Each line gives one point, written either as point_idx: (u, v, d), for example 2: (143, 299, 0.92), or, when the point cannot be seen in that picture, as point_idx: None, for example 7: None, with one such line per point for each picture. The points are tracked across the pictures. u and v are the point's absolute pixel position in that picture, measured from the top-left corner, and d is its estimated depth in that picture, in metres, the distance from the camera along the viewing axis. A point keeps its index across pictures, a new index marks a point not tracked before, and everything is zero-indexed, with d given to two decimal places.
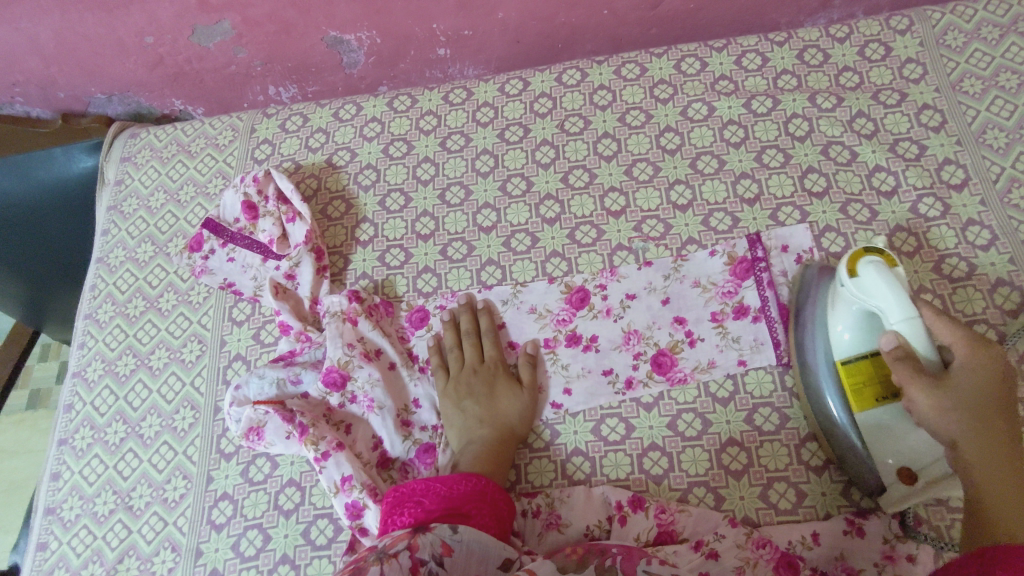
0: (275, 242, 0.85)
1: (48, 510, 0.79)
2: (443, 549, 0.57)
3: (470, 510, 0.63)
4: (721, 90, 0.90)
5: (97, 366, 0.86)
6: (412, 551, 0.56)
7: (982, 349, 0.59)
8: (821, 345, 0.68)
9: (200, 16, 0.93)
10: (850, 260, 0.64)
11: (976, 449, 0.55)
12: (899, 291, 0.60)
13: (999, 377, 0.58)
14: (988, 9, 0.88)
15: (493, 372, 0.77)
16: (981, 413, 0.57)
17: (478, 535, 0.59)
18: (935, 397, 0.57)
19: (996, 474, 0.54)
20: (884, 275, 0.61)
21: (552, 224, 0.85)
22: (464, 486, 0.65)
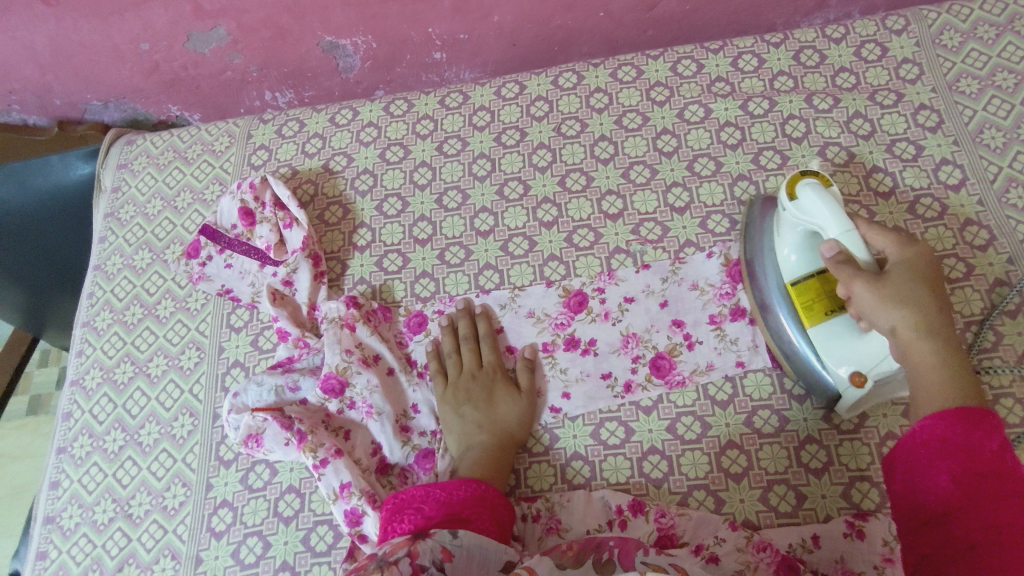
0: (272, 249, 0.86)
1: (47, 519, 0.79)
2: (443, 555, 0.57)
3: (470, 515, 0.63)
4: (718, 92, 0.90)
5: (95, 375, 0.86)
6: (413, 558, 0.55)
7: (911, 245, 0.62)
8: (771, 272, 0.72)
9: (195, 22, 0.93)
10: (788, 185, 0.66)
11: (918, 333, 0.57)
12: (834, 206, 0.62)
13: (929, 266, 0.61)
14: (984, 9, 0.88)
15: (491, 376, 0.76)
16: (919, 299, 0.59)
17: (478, 540, 0.60)
18: (874, 288, 0.60)
19: (933, 351, 0.56)
20: (818, 193, 0.63)
21: (549, 228, 0.84)
22: (462, 491, 0.64)
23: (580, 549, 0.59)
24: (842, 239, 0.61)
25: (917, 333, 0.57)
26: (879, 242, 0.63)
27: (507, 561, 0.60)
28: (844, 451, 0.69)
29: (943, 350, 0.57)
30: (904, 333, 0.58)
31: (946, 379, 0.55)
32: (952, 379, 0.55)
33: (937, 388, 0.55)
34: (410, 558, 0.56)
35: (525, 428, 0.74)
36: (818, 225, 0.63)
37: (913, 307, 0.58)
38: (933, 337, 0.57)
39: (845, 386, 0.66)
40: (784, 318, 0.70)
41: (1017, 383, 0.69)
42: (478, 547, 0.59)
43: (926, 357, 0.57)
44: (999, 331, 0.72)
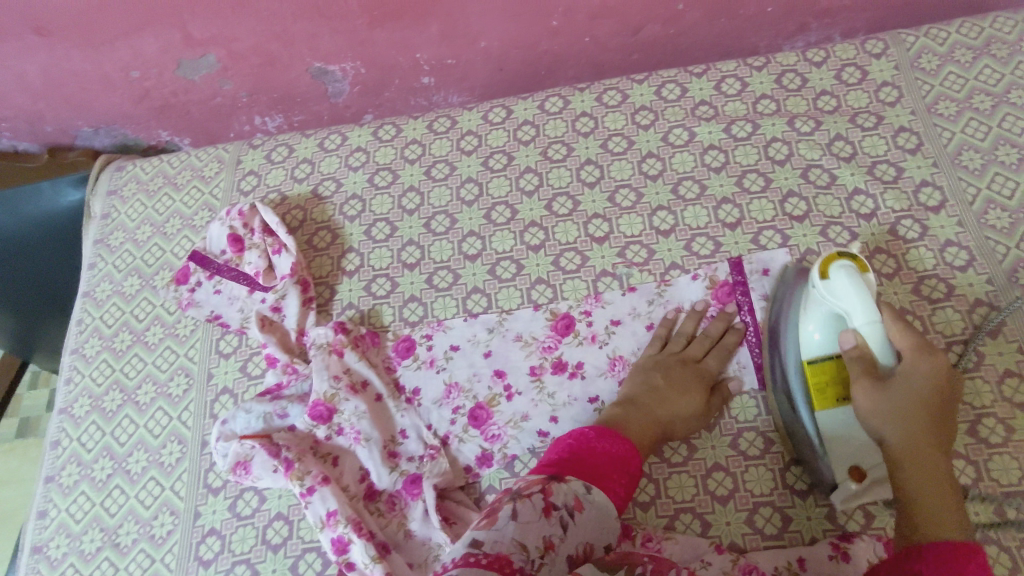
0: (261, 274, 0.86)
1: (34, 548, 0.78)
2: (575, 504, 0.55)
3: (614, 471, 0.61)
4: (701, 115, 0.91)
5: (84, 403, 0.86)
6: (546, 494, 0.54)
7: (929, 355, 0.61)
8: (790, 348, 0.70)
9: (184, 50, 0.94)
10: (822, 264, 0.67)
11: (904, 450, 0.59)
12: (866, 297, 0.63)
13: (941, 386, 0.61)
14: (961, 32, 0.90)
15: (701, 377, 0.74)
16: (913, 417, 0.60)
17: (607, 503, 0.57)
18: (874, 401, 0.61)
19: (914, 476, 0.57)
20: (850, 278, 0.64)
21: (536, 251, 0.85)
22: (613, 446, 0.62)
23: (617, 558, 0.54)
24: (863, 330, 0.63)
25: (904, 455, 0.59)
26: (899, 344, 0.63)
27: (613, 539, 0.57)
28: None
29: (932, 474, 0.57)
30: (896, 450, 0.59)
31: (931, 506, 0.56)
32: (938, 509, 0.55)
33: (917, 512, 0.56)
34: (544, 494, 0.55)
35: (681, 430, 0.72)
36: (844, 310, 0.64)
37: (905, 428, 0.59)
38: (921, 469, 0.58)
39: (841, 476, 0.67)
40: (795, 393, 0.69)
41: (998, 402, 0.70)
42: (605, 505, 0.57)
43: (909, 484, 0.58)
44: (980, 352, 0.73)
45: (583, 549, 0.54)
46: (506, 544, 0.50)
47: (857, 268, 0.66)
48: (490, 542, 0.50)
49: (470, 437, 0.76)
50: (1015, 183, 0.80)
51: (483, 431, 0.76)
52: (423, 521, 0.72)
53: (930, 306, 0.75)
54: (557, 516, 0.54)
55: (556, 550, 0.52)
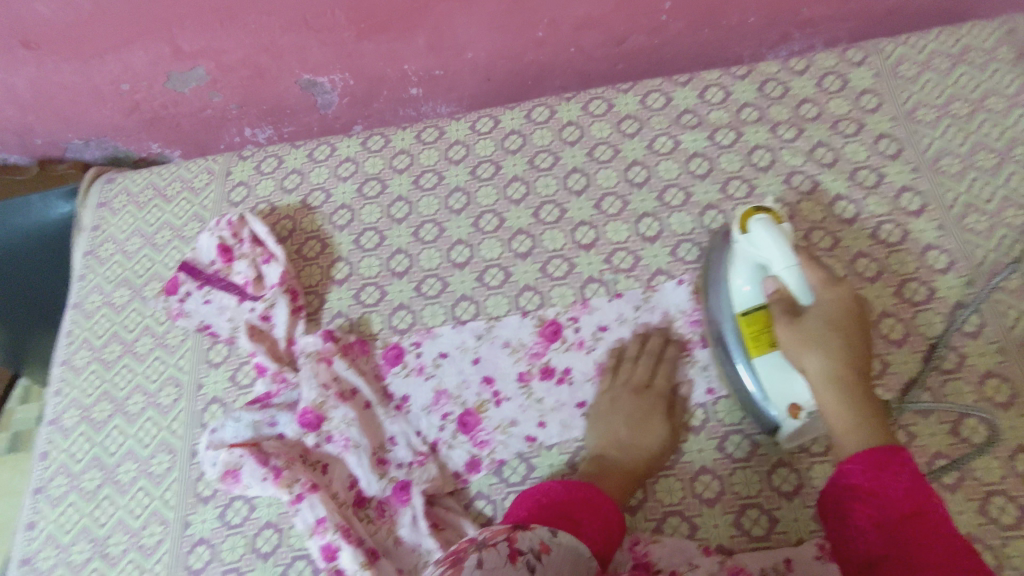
0: (250, 284, 0.86)
1: (23, 561, 0.78)
2: (542, 547, 0.57)
3: (582, 518, 0.63)
4: (686, 123, 0.92)
5: (73, 414, 0.86)
6: (511, 542, 0.56)
7: (836, 287, 0.66)
8: (725, 303, 0.74)
9: (174, 64, 0.95)
10: (741, 219, 0.70)
11: (828, 377, 0.63)
12: (783, 243, 0.66)
13: (850, 311, 0.65)
14: (939, 40, 0.92)
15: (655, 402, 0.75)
16: (829, 344, 0.64)
17: (576, 544, 0.60)
18: (797, 333, 0.65)
19: (842, 400, 0.62)
20: (768, 224, 0.67)
21: (524, 258, 0.86)
22: (584, 493, 0.65)
23: None
24: (785, 276, 0.66)
25: (829, 380, 0.63)
26: (811, 280, 0.67)
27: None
28: (815, 474, 0.70)
29: (856, 395, 0.62)
30: (815, 376, 0.64)
31: (855, 423, 0.61)
32: (862, 425, 0.60)
33: (844, 433, 0.61)
34: (509, 542, 0.57)
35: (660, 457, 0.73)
36: (766, 259, 0.68)
37: (825, 355, 0.63)
38: (844, 389, 0.62)
39: (782, 417, 0.68)
40: (734, 346, 0.72)
41: (980, 403, 0.71)
42: (573, 547, 0.59)
43: (834, 407, 0.62)
44: (961, 352, 0.74)
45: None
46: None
47: (774, 219, 0.68)
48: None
49: (458, 443, 0.76)
50: (993, 187, 0.82)
51: (471, 437, 0.76)
52: (413, 527, 0.72)
53: (912, 308, 0.77)
54: (525, 561, 0.55)
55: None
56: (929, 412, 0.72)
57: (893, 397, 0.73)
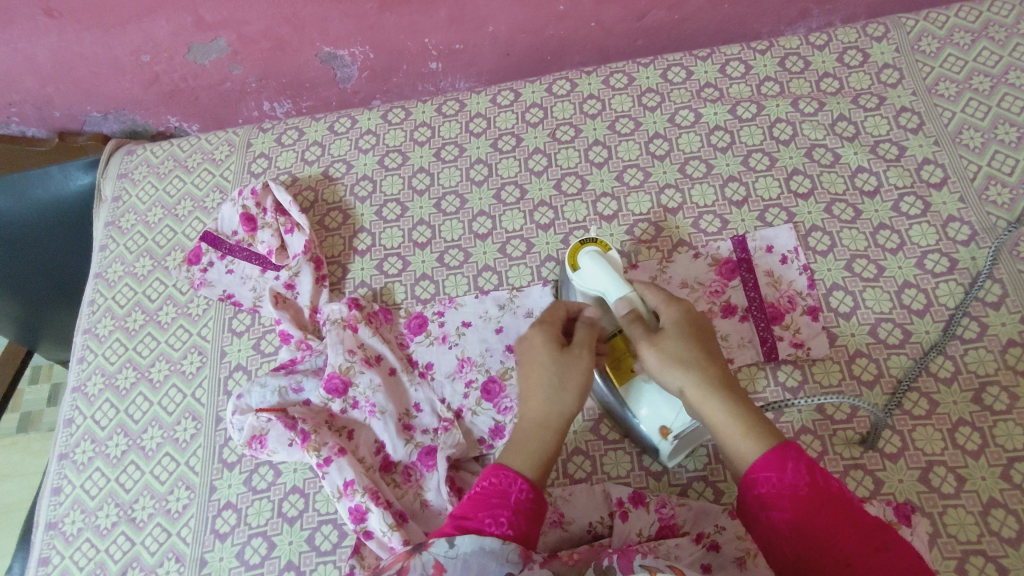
0: (273, 253, 0.87)
1: (49, 525, 0.79)
2: (436, 568, 0.53)
3: (483, 519, 0.55)
4: (707, 97, 0.92)
5: (97, 381, 0.86)
6: (400, 574, 0.53)
7: (679, 304, 0.64)
8: None
9: (196, 34, 0.95)
10: (570, 257, 0.71)
11: (701, 391, 0.58)
12: (612, 272, 0.68)
13: (690, 315, 0.63)
14: (960, 16, 0.92)
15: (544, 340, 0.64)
16: (686, 354, 0.59)
17: (477, 543, 0.53)
18: (662, 352, 0.60)
19: (722, 411, 0.57)
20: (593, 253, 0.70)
21: (546, 229, 0.86)
22: (493, 479, 0.58)
23: None
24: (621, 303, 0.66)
25: (707, 395, 0.57)
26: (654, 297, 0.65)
27: (507, 573, 0.53)
28: (837, 441, 0.71)
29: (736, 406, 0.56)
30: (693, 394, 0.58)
31: (743, 430, 0.55)
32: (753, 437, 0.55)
33: (743, 453, 0.55)
34: (401, 573, 0.54)
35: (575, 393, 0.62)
36: (599, 292, 0.68)
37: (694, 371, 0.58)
38: (722, 397, 0.57)
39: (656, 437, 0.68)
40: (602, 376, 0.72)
41: (1002, 371, 0.72)
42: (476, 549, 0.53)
43: (716, 414, 0.57)
44: (982, 322, 0.74)
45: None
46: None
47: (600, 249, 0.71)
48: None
49: (483, 410, 0.76)
50: (1015, 161, 0.82)
51: (495, 404, 0.76)
52: (439, 492, 0.73)
53: (933, 278, 0.77)
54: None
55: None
56: (951, 380, 0.72)
57: (916, 365, 0.73)
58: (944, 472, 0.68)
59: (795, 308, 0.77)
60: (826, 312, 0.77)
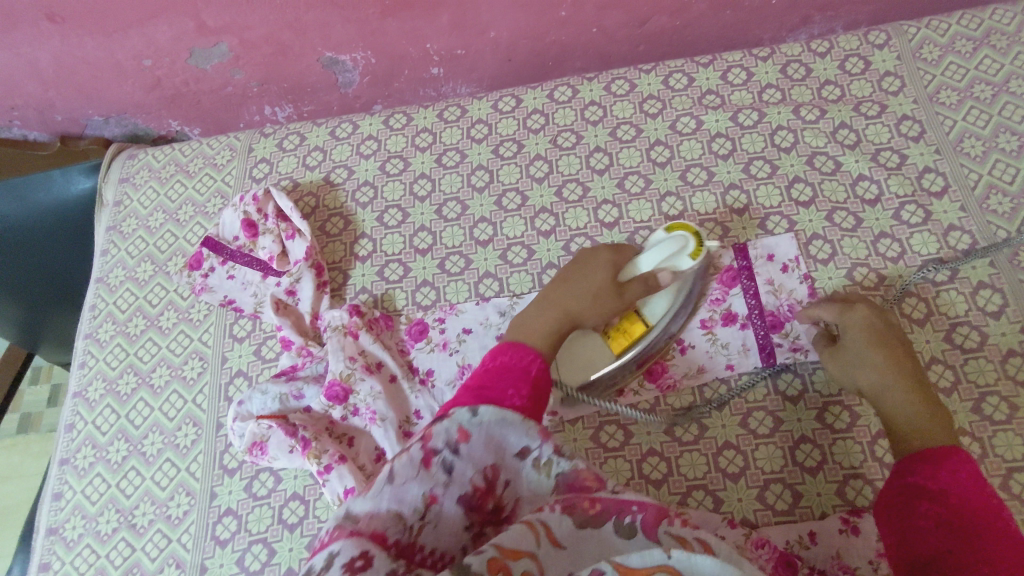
0: (275, 260, 0.87)
1: (50, 530, 0.79)
2: (459, 436, 0.57)
3: (495, 395, 0.62)
4: (708, 104, 0.92)
5: (98, 386, 0.86)
6: (425, 441, 0.56)
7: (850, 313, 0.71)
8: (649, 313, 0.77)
9: (198, 39, 0.95)
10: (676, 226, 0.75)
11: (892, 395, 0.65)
12: (661, 251, 0.72)
13: (871, 327, 0.69)
14: (962, 23, 0.92)
15: (600, 271, 0.74)
16: (887, 369, 0.67)
17: (500, 415, 0.58)
18: (853, 368, 0.69)
19: (915, 408, 0.64)
20: (681, 240, 0.72)
21: (547, 236, 0.87)
22: (507, 358, 0.66)
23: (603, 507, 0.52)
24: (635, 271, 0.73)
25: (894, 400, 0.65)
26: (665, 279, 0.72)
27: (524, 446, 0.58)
28: (837, 450, 0.71)
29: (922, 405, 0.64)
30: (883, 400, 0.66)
31: (933, 434, 0.62)
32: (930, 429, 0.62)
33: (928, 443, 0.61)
34: (422, 442, 0.56)
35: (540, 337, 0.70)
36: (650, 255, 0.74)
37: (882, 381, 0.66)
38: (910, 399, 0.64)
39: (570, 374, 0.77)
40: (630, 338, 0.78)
41: (1002, 380, 0.72)
42: (496, 422, 0.58)
43: (915, 419, 0.63)
44: (983, 331, 0.74)
45: (484, 473, 0.56)
46: (382, 519, 0.51)
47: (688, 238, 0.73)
48: (366, 518, 0.51)
49: None
50: (1016, 169, 0.82)
51: None
52: None
53: (934, 288, 0.77)
54: (440, 461, 0.55)
55: (441, 499, 0.54)
56: (951, 389, 0.72)
57: None
58: None
59: (796, 317, 0.77)
60: None
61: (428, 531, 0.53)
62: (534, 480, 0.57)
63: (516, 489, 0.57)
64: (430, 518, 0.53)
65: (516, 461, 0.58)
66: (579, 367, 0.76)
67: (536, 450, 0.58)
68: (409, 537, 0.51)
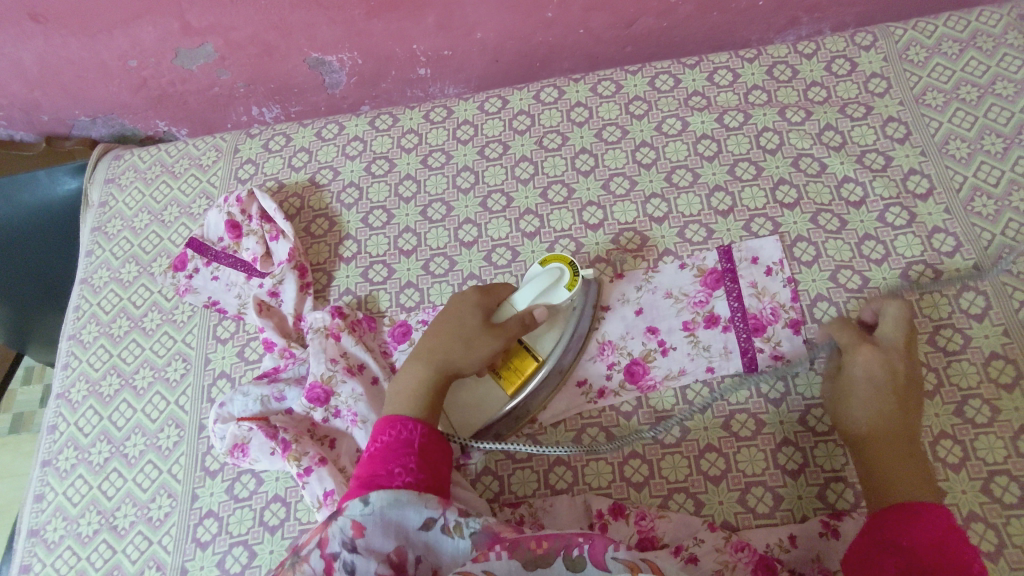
0: (258, 260, 0.87)
1: (31, 532, 0.79)
2: (354, 531, 0.58)
3: (392, 469, 0.62)
4: (695, 105, 0.92)
5: (81, 388, 0.86)
6: (323, 547, 0.57)
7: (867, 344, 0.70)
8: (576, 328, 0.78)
9: (183, 40, 0.95)
10: (545, 261, 0.76)
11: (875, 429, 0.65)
12: (531, 291, 0.73)
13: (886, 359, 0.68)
14: (948, 25, 0.92)
15: (469, 317, 0.73)
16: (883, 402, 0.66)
17: (393, 498, 0.60)
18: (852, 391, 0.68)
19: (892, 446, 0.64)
20: (555, 274, 0.73)
21: (532, 238, 0.86)
22: (389, 435, 0.65)
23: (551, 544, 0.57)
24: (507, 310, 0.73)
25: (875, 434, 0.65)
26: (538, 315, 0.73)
27: (428, 521, 0.60)
28: (820, 453, 0.71)
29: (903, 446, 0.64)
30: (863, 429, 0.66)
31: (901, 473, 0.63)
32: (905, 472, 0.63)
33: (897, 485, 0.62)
34: (320, 547, 0.57)
35: (422, 397, 0.69)
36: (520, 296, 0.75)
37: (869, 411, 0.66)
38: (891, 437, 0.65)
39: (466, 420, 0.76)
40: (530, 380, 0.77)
41: (984, 384, 0.72)
42: (393, 507, 0.59)
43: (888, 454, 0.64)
44: (966, 334, 0.74)
45: (389, 561, 0.58)
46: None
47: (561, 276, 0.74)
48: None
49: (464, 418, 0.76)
50: (1001, 172, 0.82)
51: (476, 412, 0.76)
52: None
53: (917, 290, 0.77)
54: (341, 565, 0.56)
55: None
56: (934, 393, 0.72)
57: None
58: None
59: (778, 320, 0.77)
60: (810, 323, 0.77)
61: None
62: (445, 550, 0.59)
63: (430, 561, 0.59)
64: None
65: (422, 536, 0.59)
66: (473, 411, 0.76)
67: (441, 519, 0.60)
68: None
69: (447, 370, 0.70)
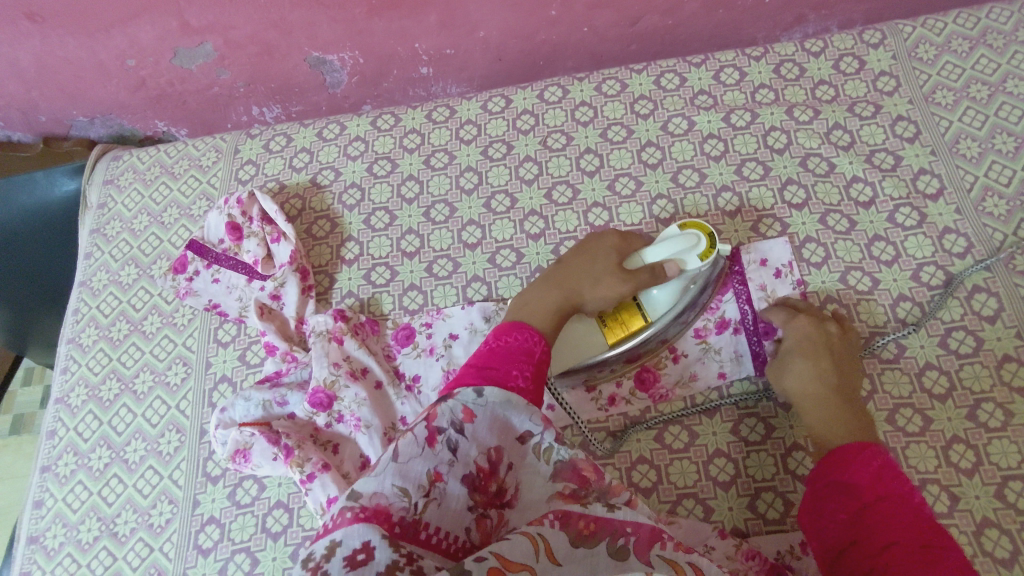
0: (259, 263, 0.86)
1: (30, 539, 0.78)
2: (464, 416, 0.57)
3: (507, 372, 0.62)
4: (701, 104, 0.91)
5: (80, 392, 0.85)
6: (430, 420, 0.56)
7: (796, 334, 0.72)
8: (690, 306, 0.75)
9: (181, 39, 0.93)
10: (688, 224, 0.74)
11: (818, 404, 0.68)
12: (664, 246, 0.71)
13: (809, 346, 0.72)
14: (957, 22, 0.91)
15: (605, 256, 0.74)
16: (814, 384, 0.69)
17: (506, 397, 0.58)
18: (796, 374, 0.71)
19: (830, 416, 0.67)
20: (693, 238, 0.71)
21: (536, 239, 0.85)
22: (510, 340, 0.66)
23: (596, 527, 0.51)
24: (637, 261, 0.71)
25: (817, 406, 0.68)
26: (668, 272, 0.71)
27: (529, 431, 0.58)
28: None
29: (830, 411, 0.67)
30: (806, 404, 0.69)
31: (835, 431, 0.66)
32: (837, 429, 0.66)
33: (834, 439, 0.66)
34: (427, 420, 0.56)
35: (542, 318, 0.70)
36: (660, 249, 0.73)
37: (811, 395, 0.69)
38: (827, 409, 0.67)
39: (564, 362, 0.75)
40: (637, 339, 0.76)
41: (997, 387, 0.70)
42: (502, 404, 0.58)
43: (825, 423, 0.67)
44: (978, 336, 0.73)
45: (487, 456, 0.56)
46: (386, 496, 0.50)
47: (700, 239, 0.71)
48: (372, 496, 0.50)
49: None
50: (1012, 172, 0.81)
51: None
52: None
53: (929, 291, 0.76)
54: (444, 440, 0.55)
55: (445, 479, 0.53)
56: (946, 396, 0.71)
57: (910, 381, 0.72)
58: (938, 490, 0.67)
59: None
60: None
61: (434, 510, 0.52)
62: (536, 467, 0.57)
63: (520, 475, 0.57)
64: (434, 496, 0.52)
65: (521, 447, 0.58)
66: (570, 353, 0.75)
67: (539, 436, 0.58)
68: (414, 514, 0.51)
69: (573, 300, 0.73)
